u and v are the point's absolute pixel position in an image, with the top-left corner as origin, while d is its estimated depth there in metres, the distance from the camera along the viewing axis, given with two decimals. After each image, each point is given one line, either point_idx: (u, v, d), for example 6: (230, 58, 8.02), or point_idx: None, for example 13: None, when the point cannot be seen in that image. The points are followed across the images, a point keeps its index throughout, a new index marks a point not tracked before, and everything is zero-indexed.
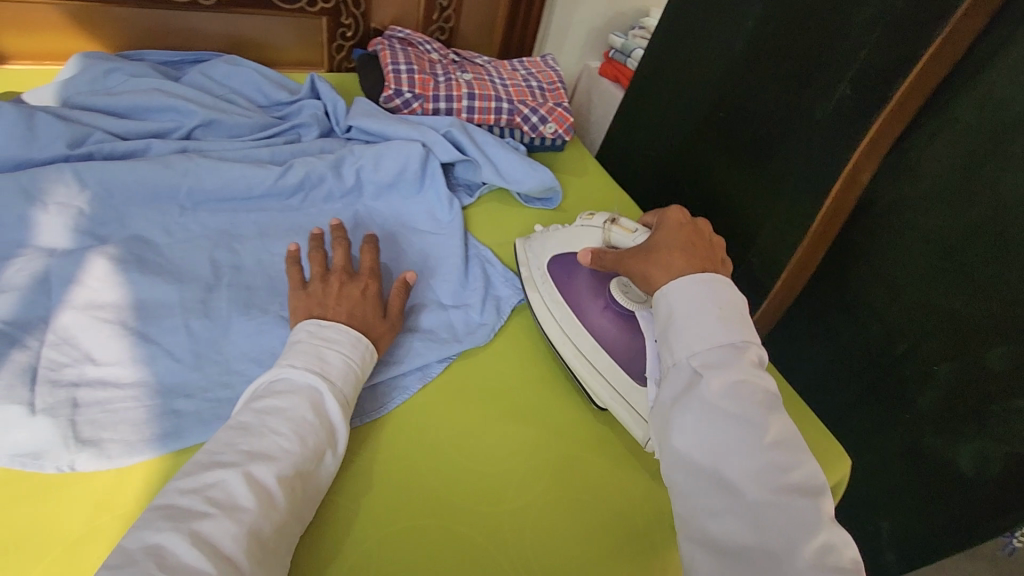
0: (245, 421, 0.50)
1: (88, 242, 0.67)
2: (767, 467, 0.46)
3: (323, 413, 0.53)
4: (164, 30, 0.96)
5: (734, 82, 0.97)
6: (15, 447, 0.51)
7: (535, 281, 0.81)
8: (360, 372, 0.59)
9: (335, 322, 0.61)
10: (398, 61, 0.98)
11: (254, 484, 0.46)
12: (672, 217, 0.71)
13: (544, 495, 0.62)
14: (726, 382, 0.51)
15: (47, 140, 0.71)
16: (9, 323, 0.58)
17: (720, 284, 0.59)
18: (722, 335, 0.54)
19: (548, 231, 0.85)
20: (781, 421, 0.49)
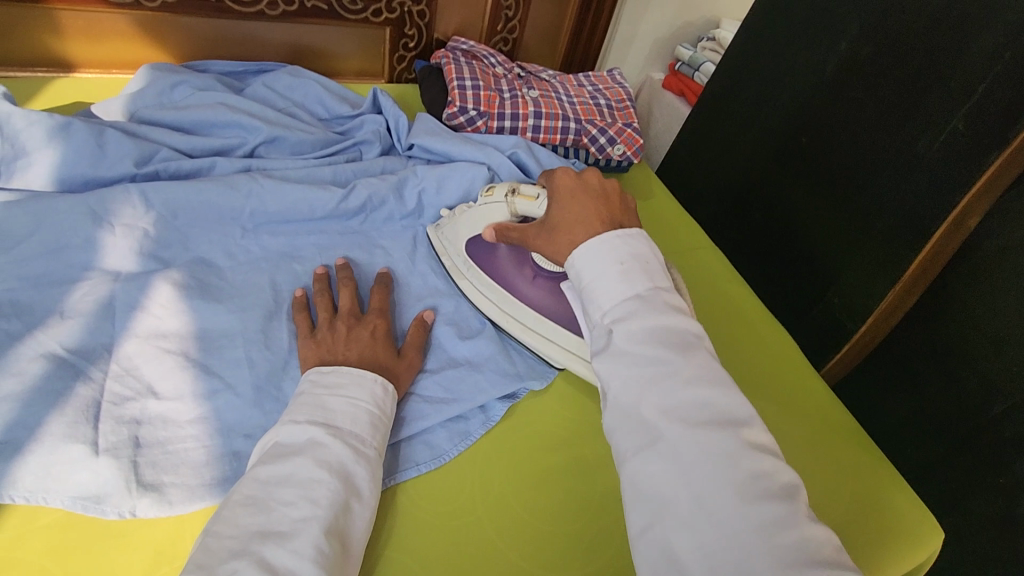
0: (251, 493, 0.46)
1: (151, 265, 0.66)
2: (688, 405, 0.44)
3: (335, 463, 0.49)
4: (230, 39, 0.95)
5: (821, 109, 0.91)
6: (78, 489, 0.49)
7: (460, 269, 0.78)
8: (377, 413, 0.55)
9: (342, 367, 0.57)
10: (463, 76, 0.94)
11: (270, 569, 0.42)
12: (561, 180, 0.67)
13: (589, 565, 0.57)
14: (637, 333, 0.49)
15: (115, 158, 0.69)
16: (73, 352, 0.57)
17: (615, 242, 0.55)
18: (625, 289, 0.52)
19: (455, 212, 0.82)
20: (700, 358, 0.47)
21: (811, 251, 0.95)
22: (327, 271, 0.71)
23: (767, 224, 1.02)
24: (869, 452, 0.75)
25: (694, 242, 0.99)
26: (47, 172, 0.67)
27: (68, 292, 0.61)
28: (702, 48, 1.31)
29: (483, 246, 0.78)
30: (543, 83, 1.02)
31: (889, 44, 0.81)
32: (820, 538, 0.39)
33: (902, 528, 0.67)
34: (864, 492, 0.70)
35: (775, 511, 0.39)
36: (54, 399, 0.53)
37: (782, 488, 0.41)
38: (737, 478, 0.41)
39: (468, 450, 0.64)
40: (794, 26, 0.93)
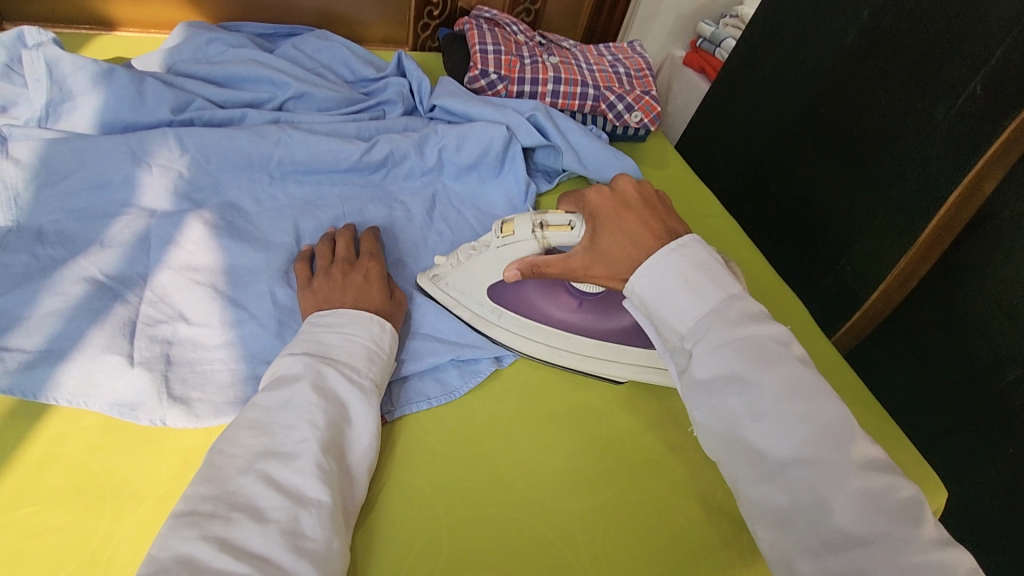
0: (255, 417, 0.48)
1: (185, 206, 0.70)
2: (793, 421, 0.44)
3: (330, 390, 0.51)
4: (262, 3, 0.98)
5: (841, 78, 0.91)
6: (116, 396, 0.53)
7: (486, 318, 0.70)
8: (373, 348, 0.57)
9: (339, 309, 0.59)
10: (485, 41, 0.96)
11: (276, 486, 0.44)
12: (594, 200, 0.63)
13: (591, 503, 0.59)
14: (730, 362, 0.46)
15: (153, 104, 0.73)
16: (112, 278, 0.61)
17: (670, 255, 0.53)
18: (699, 307, 0.50)
19: (458, 258, 0.70)
20: (791, 368, 0.46)
21: (825, 224, 0.95)
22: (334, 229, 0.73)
23: (784, 195, 1.02)
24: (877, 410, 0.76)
25: (708, 209, 1.00)
26: (91, 116, 0.71)
27: (108, 225, 0.65)
28: (724, 25, 1.32)
29: (506, 290, 0.70)
30: (564, 51, 1.04)
31: (910, 11, 0.81)
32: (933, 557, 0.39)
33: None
34: None
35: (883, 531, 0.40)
36: (94, 316, 0.57)
37: (893, 505, 0.41)
38: (847, 498, 0.41)
39: (478, 387, 0.66)
40: None
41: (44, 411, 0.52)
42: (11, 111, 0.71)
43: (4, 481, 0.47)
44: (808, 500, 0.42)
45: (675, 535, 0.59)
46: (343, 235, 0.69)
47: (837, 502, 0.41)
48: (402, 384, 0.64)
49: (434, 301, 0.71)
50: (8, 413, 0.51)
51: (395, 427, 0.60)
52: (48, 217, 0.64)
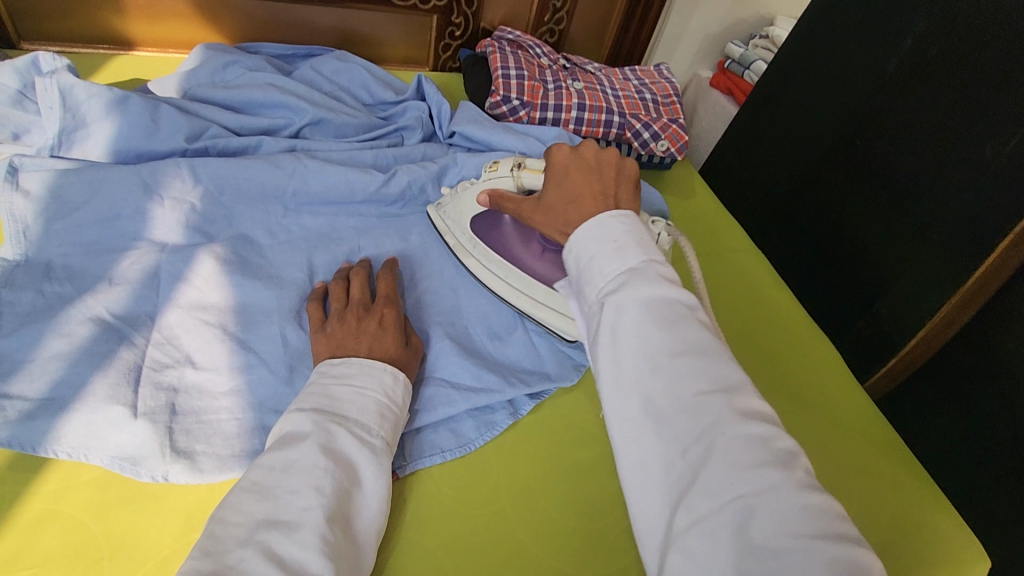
0: (259, 481, 0.45)
1: (197, 239, 0.67)
2: (680, 371, 0.41)
3: (339, 452, 0.48)
4: (281, 23, 0.97)
5: (879, 109, 0.87)
6: (118, 449, 0.50)
7: (465, 247, 0.76)
8: (386, 403, 0.54)
9: (351, 357, 0.56)
10: (508, 65, 0.93)
11: (278, 561, 0.41)
12: (555, 157, 0.63)
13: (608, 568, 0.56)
14: (638, 321, 0.44)
15: (167, 132, 0.71)
16: (119, 318, 0.59)
17: (609, 223, 0.51)
18: (618, 265, 0.48)
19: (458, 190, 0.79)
20: (691, 331, 0.43)
21: (858, 262, 0.91)
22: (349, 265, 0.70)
23: (815, 229, 0.98)
24: (903, 475, 0.70)
25: (736, 243, 0.96)
26: (103, 144, 0.69)
27: (117, 260, 0.63)
28: (753, 46, 1.27)
29: (486, 227, 0.76)
30: (589, 75, 1.01)
31: (956, 43, 0.77)
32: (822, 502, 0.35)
33: (936, 555, 0.63)
34: (898, 513, 0.67)
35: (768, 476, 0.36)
36: (99, 361, 0.55)
37: (777, 454, 0.37)
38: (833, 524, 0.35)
39: (494, 440, 0.63)
40: (853, 19, 0.89)
41: (44, 464, 0.50)
42: (24, 139, 0.69)
43: None
44: (697, 451, 0.38)
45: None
46: (357, 274, 0.67)
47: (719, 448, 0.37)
48: (415, 436, 0.61)
49: (450, 342, 0.68)
50: (6, 466, 0.49)
51: (407, 486, 0.58)
52: (57, 251, 0.62)
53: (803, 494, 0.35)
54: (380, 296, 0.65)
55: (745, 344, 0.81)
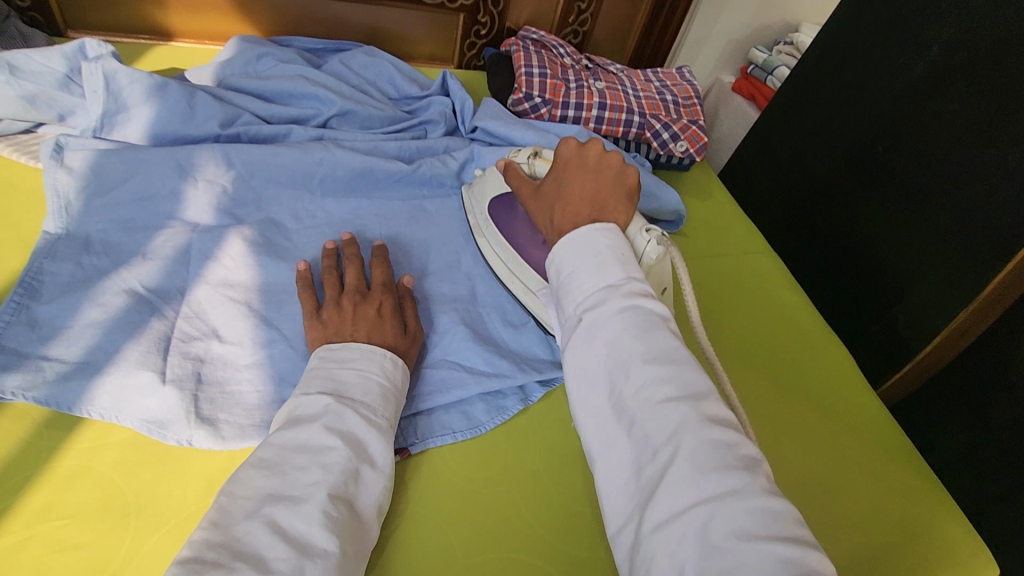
0: (267, 457, 0.47)
1: (227, 221, 0.70)
2: (651, 379, 0.43)
3: (346, 432, 0.50)
4: (314, 18, 1.00)
5: (900, 116, 0.87)
6: (146, 413, 0.53)
7: (480, 227, 0.79)
8: (387, 385, 0.56)
9: (350, 342, 0.57)
10: (531, 63, 0.95)
11: (282, 533, 0.43)
12: (562, 152, 0.65)
13: (605, 551, 0.57)
14: (614, 329, 0.46)
15: (202, 118, 0.74)
16: (152, 291, 0.61)
17: (589, 236, 0.52)
18: (597, 279, 0.49)
19: (487, 170, 0.82)
20: (662, 338, 0.45)
21: (876, 268, 0.91)
22: (336, 247, 0.69)
23: (832, 235, 0.98)
24: (909, 479, 0.70)
25: (753, 245, 0.96)
26: (143, 127, 0.72)
27: (152, 236, 0.66)
28: (777, 52, 1.28)
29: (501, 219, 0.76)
30: (611, 76, 1.02)
31: (981, 52, 0.77)
32: (780, 506, 0.37)
33: (946, 556, 0.63)
34: (886, 518, 0.66)
35: (731, 478, 0.37)
36: (132, 330, 0.57)
37: (753, 463, 0.39)
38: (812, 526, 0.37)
39: (504, 424, 0.65)
40: (877, 28, 0.89)
41: (79, 423, 0.53)
42: (70, 121, 0.73)
43: (33, 496, 0.48)
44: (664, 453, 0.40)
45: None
46: (351, 261, 0.68)
47: (688, 450, 0.39)
48: (426, 417, 0.63)
49: (464, 328, 0.70)
50: (44, 424, 0.52)
51: (416, 462, 0.59)
52: (96, 226, 0.65)
53: (773, 500, 0.37)
54: (377, 282, 0.66)
55: (746, 343, 0.81)
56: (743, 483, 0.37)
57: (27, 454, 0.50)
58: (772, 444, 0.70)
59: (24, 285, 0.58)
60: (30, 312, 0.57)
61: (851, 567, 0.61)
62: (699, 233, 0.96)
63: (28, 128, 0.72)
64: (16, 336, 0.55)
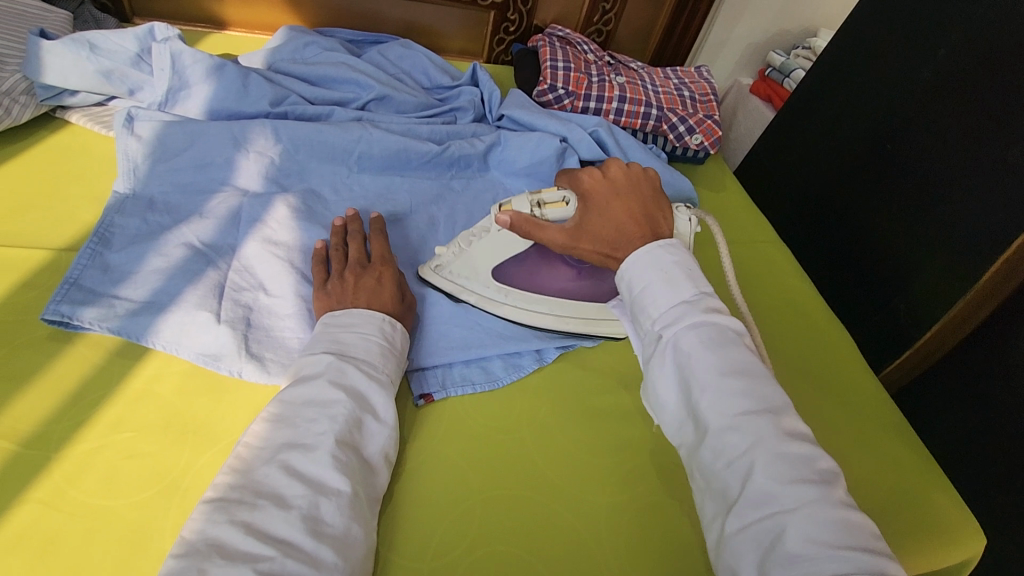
0: (279, 412, 0.51)
1: (274, 189, 0.77)
2: (731, 392, 0.47)
3: (349, 386, 0.54)
4: (354, 12, 1.08)
5: (909, 115, 0.91)
6: (203, 347, 0.60)
7: (494, 298, 0.73)
8: (387, 345, 0.60)
9: (352, 309, 0.61)
10: (556, 57, 1.01)
11: (297, 475, 0.47)
12: (588, 181, 0.69)
13: (607, 494, 0.62)
14: (692, 340, 0.50)
15: (255, 97, 0.81)
16: (208, 246, 0.68)
17: (657, 252, 0.58)
18: (672, 297, 0.54)
19: (459, 246, 0.73)
20: (736, 353, 0.49)
21: (880, 260, 0.95)
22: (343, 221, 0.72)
23: (840, 228, 1.02)
24: (905, 450, 0.74)
25: (762, 234, 1.01)
26: (202, 103, 0.80)
27: (208, 199, 0.73)
28: (794, 56, 1.32)
29: (509, 268, 0.74)
30: (631, 72, 1.07)
31: (985, 55, 0.81)
32: (839, 508, 0.41)
33: (930, 519, 0.68)
34: (916, 477, 0.72)
35: None
36: (191, 277, 0.64)
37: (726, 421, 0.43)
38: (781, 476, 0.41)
39: (520, 380, 0.70)
40: (889, 32, 0.93)
41: (142, 355, 0.59)
42: (138, 95, 0.81)
43: (108, 411, 0.55)
44: (742, 463, 0.44)
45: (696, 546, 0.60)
46: (356, 236, 0.71)
47: None
48: (447, 369, 0.69)
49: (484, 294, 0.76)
50: (111, 357, 0.58)
51: (439, 407, 0.65)
52: (159, 188, 0.73)
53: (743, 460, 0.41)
54: (383, 253, 0.69)
55: (772, 322, 0.87)
56: (816, 495, 0.41)
57: (99, 379, 0.57)
58: (807, 411, 0.75)
59: (98, 234, 0.66)
60: (104, 258, 0.64)
61: (868, 522, 0.66)
62: (711, 221, 1.00)
63: (101, 101, 0.80)
64: (92, 277, 0.62)
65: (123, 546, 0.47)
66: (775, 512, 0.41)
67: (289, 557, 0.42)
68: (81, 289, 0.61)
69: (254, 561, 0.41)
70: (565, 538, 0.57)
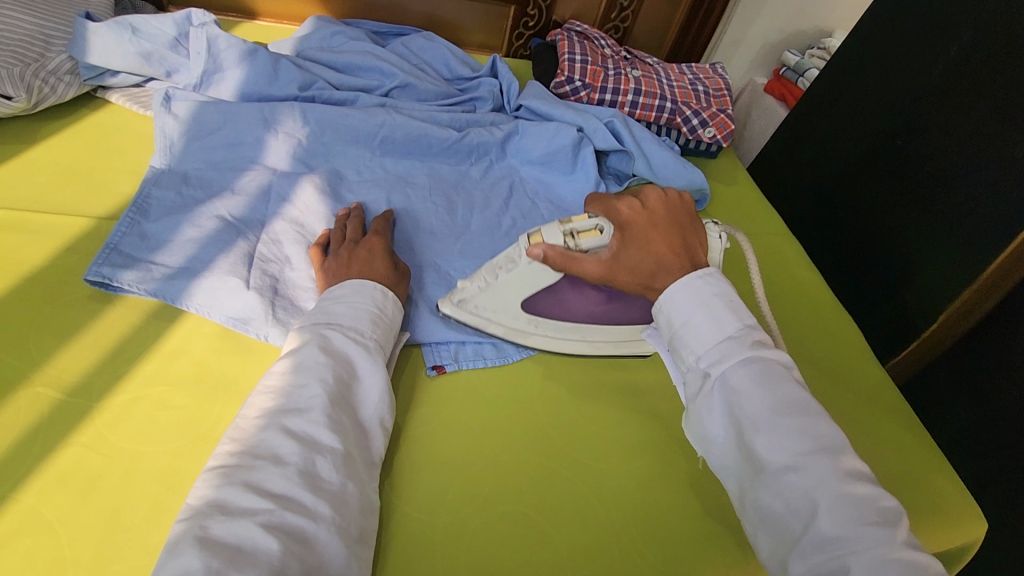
0: (272, 383, 0.52)
1: (301, 169, 0.80)
2: (784, 433, 0.46)
3: (338, 352, 0.55)
4: (379, 5, 1.11)
5: (919, 112, 0.93)
6: (233, 312, 0.63)
7: (524, 329, 0.70)
8: (377, 313, 0.61)
9: (345, 281, 0.63)
10: (574, 51, 1.04)
11: (292, 434, 0.48)
12: (625, 213, 0.66)
13: (614, 469, 0.63)
14: (741, 379, 0.49)
15: (285, 81, 0.85)
16: (239, 220, 0.72)
17: (698, 286, 0.56)
18: (716, 332, 0.53)
19: (482, 280, 0.68)
20: (789, 389, 0.49)
21: (889, 251, 0.96)
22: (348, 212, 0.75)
23: (851, 223, 1.03)
24: (905, 439, 0.75)
25: (773, 227, 1.02)
26: (234, 85, 0.84)
27: (239, 176, 0.77)
28: (809, 56, 1.34)
29: (538, 299, 0.69)
30: (647, 67, 1.10)
31: (997, 50, 0.82)
32: None
33: (926, 504, 0.68)
34: (913, 469, 0.72)
35: None
36: (223, 246, 0.68)
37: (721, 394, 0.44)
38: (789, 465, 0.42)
39: (532, 357, 0.72)
40: (901, 29, 0.95)
41: (170, 318, 0.63)
42: (174, 77, 0.86)
43: (143, 366, 0.58)
44: None
45: (702, 525, 0.61)
46: (350, 218, 0.73)
47: None
48: (458, 347, 0.70)
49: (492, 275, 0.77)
50: (138, 320, 0.61)
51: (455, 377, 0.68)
52: (193, 165, 0.76)
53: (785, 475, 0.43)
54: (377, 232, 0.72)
55: (784, 315, 0.87)
56: (874, 535, 0.41)
57: (127, 338, 0.59)
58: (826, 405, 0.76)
59: (137, 205, 0.69)
60: (141, 227, 0.68)
61: None
62: (722, 214, 1.02)
63: (140, 82, 0.85)
64: (131, 244, 0.66)
65: (158, 491, 0.50)
66: (844, 552, 0.41)
67: (287, 511, 0.43)
68: (120, 254, 0.64)
69: (254, 515, 0.42)
70: (567, 504, 0.59)
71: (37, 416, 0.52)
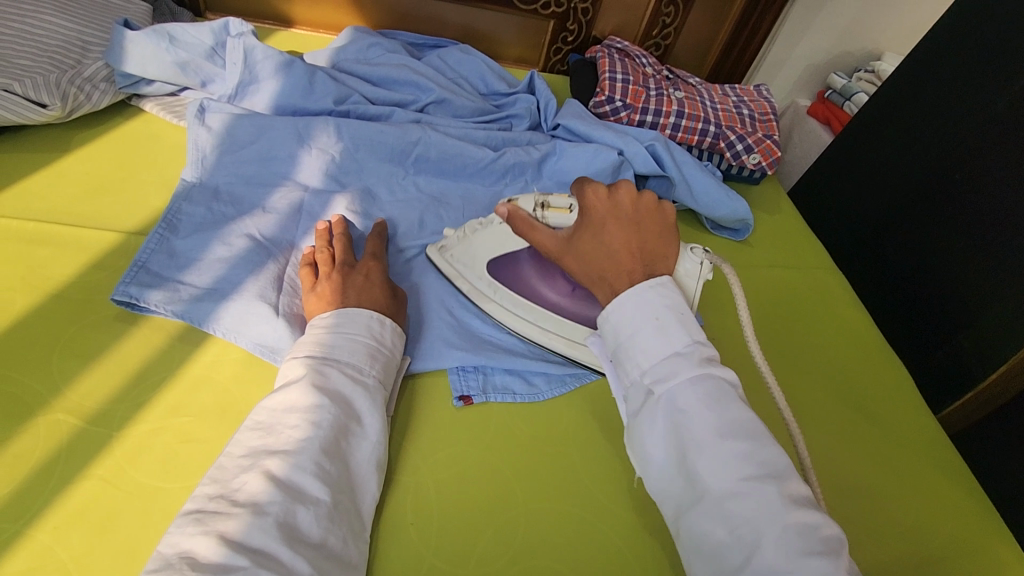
0: (260, 420, 0.50)
1: (333, 186, 0.78)
2: (733, 457, 0.42)
3: (335, 391, 0.52)
4: (415, 16, 1.09)
5: (981, 147, 0.88)
6: (260, 339, 0.60)
7: (483, 293, 0.70)
8: (374, 344, 0.57)
9: (340, 309, 0.59)
10: (615, 69, 1.00)
11: (276, 480, 0.45)
12: (590, 202, 0.58)
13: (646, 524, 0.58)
14: (692, 400, 0.44)
15: (319, 95, 0.83)
16: (269, 239, 0.69)
17: (646, 293, 0.50)
18: (663, 347, 0.47)
19: (465, 232, 0.73)
20: (736, 411, 0.44)
21: (943, 292, 0.91)
22: (327, 227, 0.69)
23: (902, 257, 0.98)
24: (945, 503, 0.70)
25: (817, 260, 0.98)
26: (269, 97, 0.82)
27: (270, 193, 0.75)
28: (856, 79, 1.30)
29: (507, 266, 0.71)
30: (690, 88, 1.06)
31: None
32: None
33: None
34: (954, 535, 0.67)
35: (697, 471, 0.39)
36: (253, 268, 0.65)
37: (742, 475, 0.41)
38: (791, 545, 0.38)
39: (565, 397, 0.67)
40: (961, 57, 0.90)
41: (182, 340, 0.60)
42: (209, 87, 0.84)
43: (165, 394, 0.56)
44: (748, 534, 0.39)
45: None
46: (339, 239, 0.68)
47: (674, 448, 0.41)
48: (487, 378, 0.66)
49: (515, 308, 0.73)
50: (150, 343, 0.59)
51: (484, 415, 0.63)
52: (225, 179, 0.75)
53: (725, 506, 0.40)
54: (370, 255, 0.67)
55: (817, 359, 0.83)
56: None
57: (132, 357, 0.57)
58: (854, 460, 0.71)
59: (166, 221, 0.67)
60: (170, 244, 0.66)
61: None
62: (761, 244, 0.98)
63: (174, 91, 0.83)
64: (160, 262, 0.64)
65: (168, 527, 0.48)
66: None
67: (263, 568, 0.40)
68: (148, 272, 0.62)
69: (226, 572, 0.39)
70: (588, 556, 0.54)
71: (54, 445, 0.50)
